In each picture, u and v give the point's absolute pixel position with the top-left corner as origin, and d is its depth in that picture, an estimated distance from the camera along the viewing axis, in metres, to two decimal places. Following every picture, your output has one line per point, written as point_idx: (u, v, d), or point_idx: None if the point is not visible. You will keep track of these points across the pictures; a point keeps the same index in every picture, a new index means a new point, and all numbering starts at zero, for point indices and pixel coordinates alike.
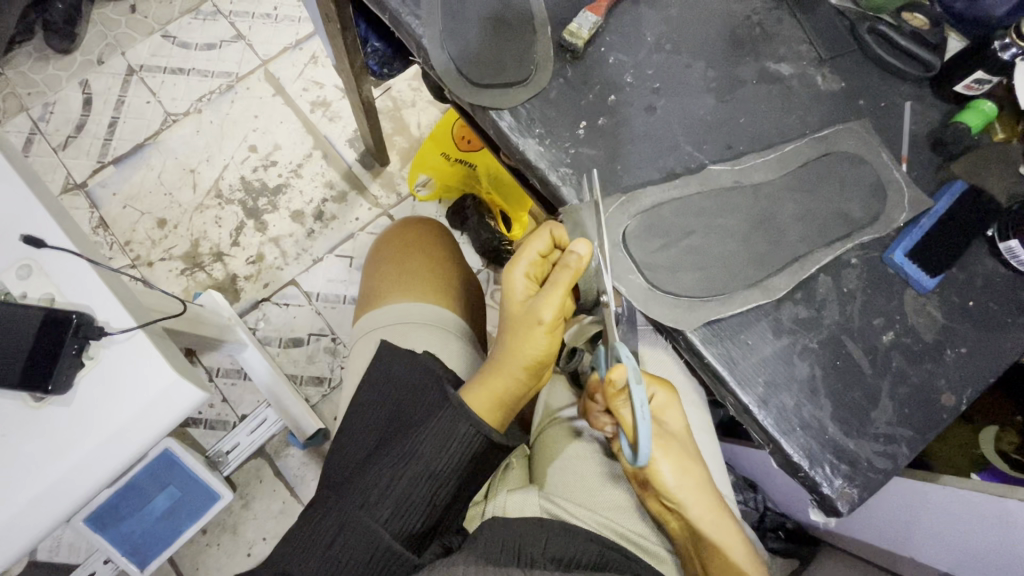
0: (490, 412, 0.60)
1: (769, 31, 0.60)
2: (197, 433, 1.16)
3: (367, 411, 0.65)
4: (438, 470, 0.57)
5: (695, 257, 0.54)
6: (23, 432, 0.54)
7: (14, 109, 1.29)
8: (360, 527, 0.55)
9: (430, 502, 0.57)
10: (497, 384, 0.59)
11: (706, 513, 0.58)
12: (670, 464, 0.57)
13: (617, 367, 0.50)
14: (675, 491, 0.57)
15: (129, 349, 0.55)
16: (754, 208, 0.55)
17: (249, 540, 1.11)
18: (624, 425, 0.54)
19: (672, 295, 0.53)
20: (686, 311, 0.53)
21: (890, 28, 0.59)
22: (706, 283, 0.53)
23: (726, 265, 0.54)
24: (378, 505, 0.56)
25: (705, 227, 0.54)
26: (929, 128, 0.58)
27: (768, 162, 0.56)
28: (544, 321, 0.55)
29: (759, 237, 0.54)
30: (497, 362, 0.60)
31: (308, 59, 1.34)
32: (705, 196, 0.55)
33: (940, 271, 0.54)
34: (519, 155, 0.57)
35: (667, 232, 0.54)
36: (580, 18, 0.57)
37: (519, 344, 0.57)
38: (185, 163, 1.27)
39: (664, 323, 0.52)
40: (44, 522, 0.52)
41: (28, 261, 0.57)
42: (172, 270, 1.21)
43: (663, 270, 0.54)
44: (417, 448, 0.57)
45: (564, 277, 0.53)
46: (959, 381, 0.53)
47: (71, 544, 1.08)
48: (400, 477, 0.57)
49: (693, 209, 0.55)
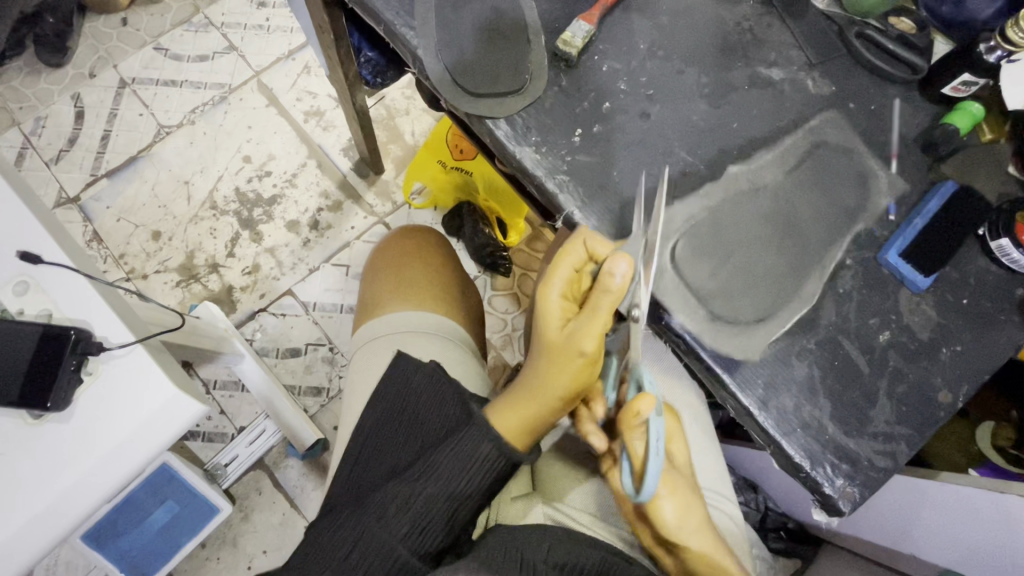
0: (519, 440, 0.57)
1: (759, 37, 0.61)
2: (195, 446, 1.15)
3: (381, 423, 0.65)
4: (458, 489, 0.56)
5: (743, 274, 0.55)
6: (24, 452, 0.53)
7: (6, 123, 1.28)
8: (378, 542, 0.55)
9: (449, 519, 0.56)
10: (529, 410, 0.56)
11: (707, 557, 0.55)
12: (673, 502, 0.56)
13: (642, 399, 0.50)
14: (675, 530, 0.55)
15: (129, 364, 0.55)
16: (778, 215, 0.56)
17: (249, 553, 1.10)
18: (633, 458, 0.53)
19: (733, 322, 0.53)
20: (747, 335, 0.53)
21: (878, 33, 0.60)
22: (759, 302, 0.54)
23: (769, 279, 0.55)
24: (395, 521, 0.55)
25: (741, 239, 0.55)
26: (918, 130, 0.59)
27: (773, 161, 0.57)
28: (585, 353, 0.52)
29: (794, 247, 0.56)
30: (528, 386, 0.56)
31: (301, 70, 1.34)
32: (735, 206, 0.56)
33: (934, 269, 0.55)
34: (516, 164, 0.57)
35: (710, 252, 0.55)
36: (573, 27, 0.58)
37: (556, 376, 0.54)
38: (179, 175, 1.27)
39: (732, 356, 0.53)
40: (42, 541, 0.52)
41: (25, 278, 0.57)
42: (167, 282, 1.21)
43: (717, 296, 0.54)
44: (440, 464, 0.56)
45: (606, 303, 0.50)
46: (955, 378, 0.54)
47: (68, 562, 1.07)
48: (421, 492, 0.56)
49: (729, 220, 0.56)
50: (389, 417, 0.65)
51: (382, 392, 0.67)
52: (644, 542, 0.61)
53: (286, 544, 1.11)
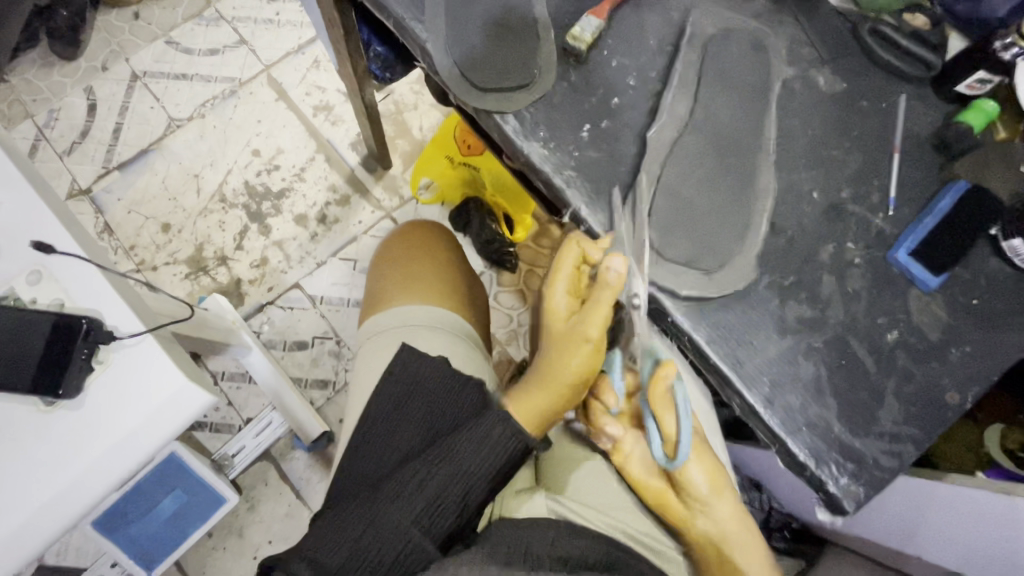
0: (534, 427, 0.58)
1: (771, 33, 0.60)
2: (203, 436, 1.16)
3: (392, 411, 0.68)
4: (470, 470, 0.57)
5: (716, 203, 0.55)
6: (39, 437, 0.54)
7: (20, 115, 1.30)
8: (391, 525, 0.56)
9: (461, 502, 0.57)
10: (538, 402, 0.57)
11: (735, 519, 0.58)
12: (701, 469, 0.57)
13: (668, 364, 0.54)
14: (705, 492, 0.57)
15: (139, 354, 0.56)
16: (739, 163, 0.56)
17: (255, 543, 1.12)
18: (664, 431, 0.55)
19: (726, 265, 0.54)
20: (741, 250, 0.54)
21: (891, 30, 0.59)
22: (735, 233, 0.54)
23: (735, 195, 0.55)
24: (409, 501, 0.57)
25: (697, 188, 0.55)
26: (931, 128, 0.58)
27: (732, 124, 0.57)
28: (590, 341, 0.54)
29: (752, 176, 0.56)
30: (536, 378, 0.58)
31: (310, 64, 1.34)
32: (685, 152, 0.56)
33: (944, 270, 0.54)
34: (523, 159, 0.57)
35: (676, 221, 0.54)
36: (583, 22, 0.58)
37: (560, 365, 0.56)
38: (189, 168, 1.28)
39: (728, 280, 0.54)
40: (55, 525, 0.53)
41: (38, 267, 0.58)
42: (177, 274, 1.22)
43: (704, 254, 0.54)
44: (454, 447, 0.58)
45: (607, 293, 0.52)
46: (964, 379, 0.53)
47: (78, 548, 1.09)
48: (434, 474, 0.57)
49: (684, 164, 0.55)
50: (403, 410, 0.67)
51: (387, 383, 0.69)
52: (670, 518, 0.62)
53: (292, 535, 1.12)
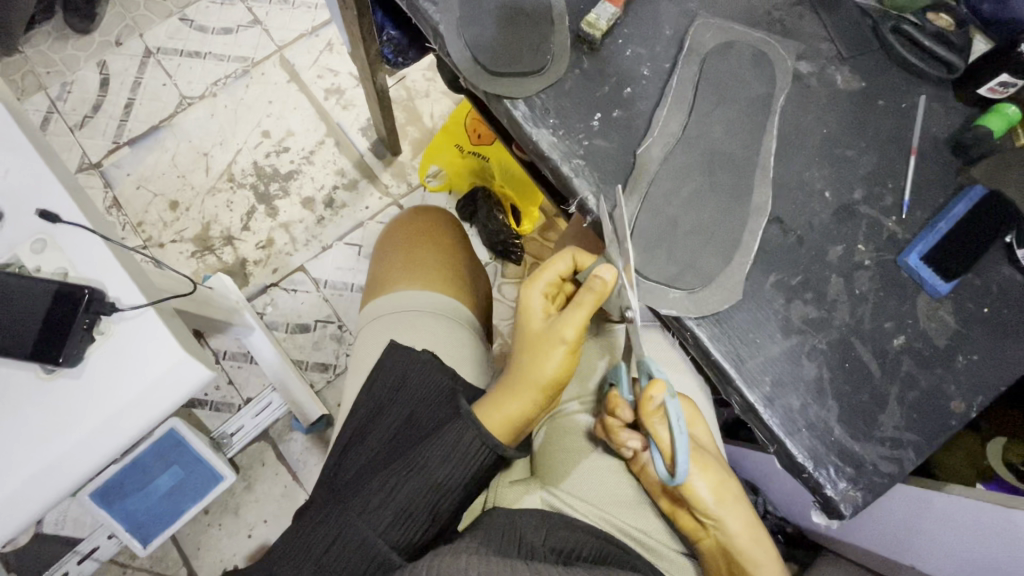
0: (504, 433, 0.58)
1: (790, 28, 0.59)
2: (202, 414, 1.17)
3: (373, 412, 0.66)
4: (441, 482, 0.57)
5: (714, 194, 0.54)
6: (35, 406, 0.54)
7: (33, 86, 1.30)
8: (360, 533, 0.56)
9: (432, 511, 0.57)
10: (510, 404, 0.57)
11: (744, 528, 0.57)
12: (705, 480, 0.57)
13: (654, 384, 0.51)
14: (713, 507, 0.57)
15: (140, 326, 0.56)
16: (744, 157, 0.55)
17: (250, 521, 1.13)
18: (661, 445, 0.53)
19: (706, 286, 0.53)
20: (734, 247, 0.53)
21: (914, 29, 0.58)
22: (719, 251, 0.53)
23: (735, 192, 0.54)
24: (377, 514, 0.56)
25: (687, 200, 0.54)
26: (950, 131, 0.57)
27: (739, 119, 0.56)
28: (566, 343, 0.54)
29: (746, 194, 0.54)
30: (510, 380, 0.58)
31: (324, 47, 1.34)
32: (688, 146, 0.55)
33: (955, 275, 0.53)
34: (532, 145, 0.56)
35: (658, 239, 0.53)
36: (598, 9, 0.57)
37: (535, 367, 0.56)
38: (199, 146, 1.28)
39: (714, 275, 0.53)
40: (49, 493, 0.53)
41: (43, 236, 0.58)
42: (182, 252, 1.22)
43: (684, 273, 0.53)
44: (425, 456, 0.57)
45: (587, 301, 0.53)
46: (969, 387, 0.52)
47: (77, 518, 1.10)
48: (405, 484, 0.57)
49: (684, 157, 0.55)
50: (370, 413, 0.66)
51: (377, 379, 0.67)
52: (681, 524, 0.62)
53: (286, 516, 1.13)
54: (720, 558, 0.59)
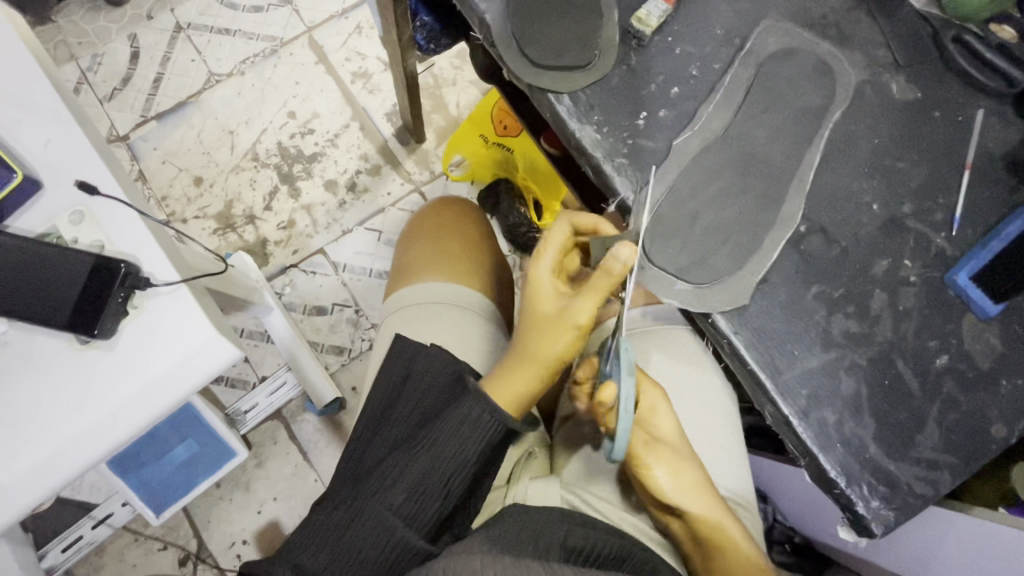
0: (516, 408, 0.59)
1: (846, 33, 0.57)
2: (219, 390, 1.18)
3: (386, 402, 0.65)
4: (450, 456, 0.56)
5: (755, 196, 0.54)
6: (68, 373, 0.55)
7: (64, 56, 1.30)
8: (374, 516, 0.55)
9: (445, 488, 0.56)
10: (519, 381, 0.59)
11: (707, 512, 0.59)
12: (662, 466, 0.59)
13: (606, 387, 0.51)
14: (671, 492, 0.58)
15: (173, 303, 0.56)
16: (790, 160, 0.54)
17: (260, 497, 1.14)
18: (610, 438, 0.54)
19: (716, 283, 0.52)
20: (769, 240, 0.53)
21: (976, 40, 0.56)
22: (738, 250, 0.53)
23: (770, 191, 0.54)
24: (390, 493, 0.56)
25: (719, 192, 0.54)
26: (1006, 147, 0.55)
27: (790, 120, 0.55)
28: (577, 326, 0.57)
29: (777, 201, 0.54)
30: (521, 356, 0.60)
31: (353, 30, 1.33)
32: (725, 148, 0.54)
33: (1007, 297, 0.52)
34: (574, 141, 0.55)
35: (677, 230, 0.53)
36: (650, 5, 0.56)
37: (545, 346, 0.58)
38: (225, 124, 1.28)
39: (744, 259, 0.53)
40: (76, 462, 0.54)
41: (81, 208, 0.58)
42: (205, 228, 1.23)
43: (695, 266, 0.53)
44: (434, 434, 0.57)
45: (603, 282, 0.53)
46: (1012, 412, 0.51)
47: (92, 485, 1.12)
48: (416, 461, 0.56)
49: (740, 151, 0.54)
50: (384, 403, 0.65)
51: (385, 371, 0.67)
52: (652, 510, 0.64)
53: (297, 494, 1.15)
54: (690, 541, 0.62)
